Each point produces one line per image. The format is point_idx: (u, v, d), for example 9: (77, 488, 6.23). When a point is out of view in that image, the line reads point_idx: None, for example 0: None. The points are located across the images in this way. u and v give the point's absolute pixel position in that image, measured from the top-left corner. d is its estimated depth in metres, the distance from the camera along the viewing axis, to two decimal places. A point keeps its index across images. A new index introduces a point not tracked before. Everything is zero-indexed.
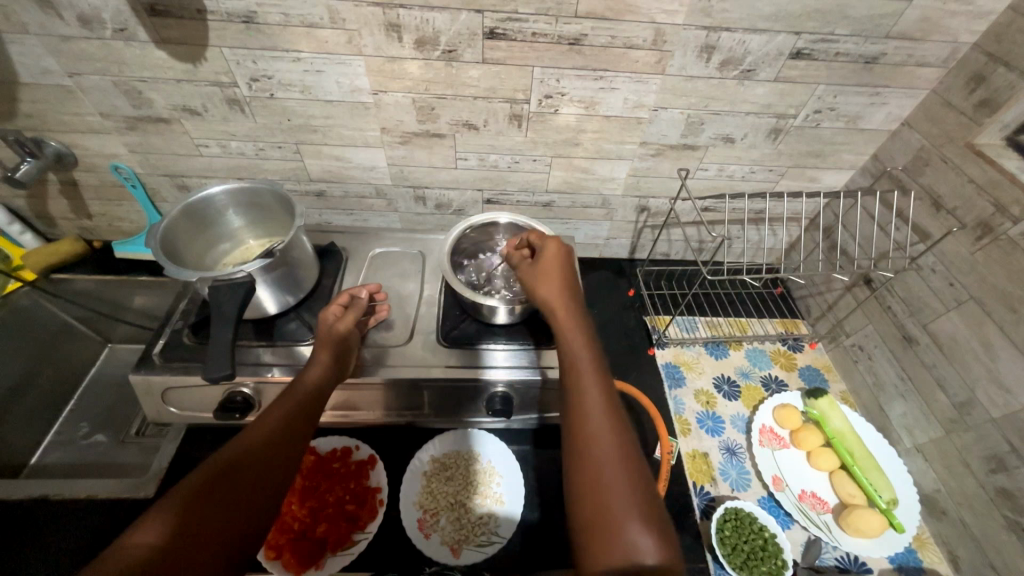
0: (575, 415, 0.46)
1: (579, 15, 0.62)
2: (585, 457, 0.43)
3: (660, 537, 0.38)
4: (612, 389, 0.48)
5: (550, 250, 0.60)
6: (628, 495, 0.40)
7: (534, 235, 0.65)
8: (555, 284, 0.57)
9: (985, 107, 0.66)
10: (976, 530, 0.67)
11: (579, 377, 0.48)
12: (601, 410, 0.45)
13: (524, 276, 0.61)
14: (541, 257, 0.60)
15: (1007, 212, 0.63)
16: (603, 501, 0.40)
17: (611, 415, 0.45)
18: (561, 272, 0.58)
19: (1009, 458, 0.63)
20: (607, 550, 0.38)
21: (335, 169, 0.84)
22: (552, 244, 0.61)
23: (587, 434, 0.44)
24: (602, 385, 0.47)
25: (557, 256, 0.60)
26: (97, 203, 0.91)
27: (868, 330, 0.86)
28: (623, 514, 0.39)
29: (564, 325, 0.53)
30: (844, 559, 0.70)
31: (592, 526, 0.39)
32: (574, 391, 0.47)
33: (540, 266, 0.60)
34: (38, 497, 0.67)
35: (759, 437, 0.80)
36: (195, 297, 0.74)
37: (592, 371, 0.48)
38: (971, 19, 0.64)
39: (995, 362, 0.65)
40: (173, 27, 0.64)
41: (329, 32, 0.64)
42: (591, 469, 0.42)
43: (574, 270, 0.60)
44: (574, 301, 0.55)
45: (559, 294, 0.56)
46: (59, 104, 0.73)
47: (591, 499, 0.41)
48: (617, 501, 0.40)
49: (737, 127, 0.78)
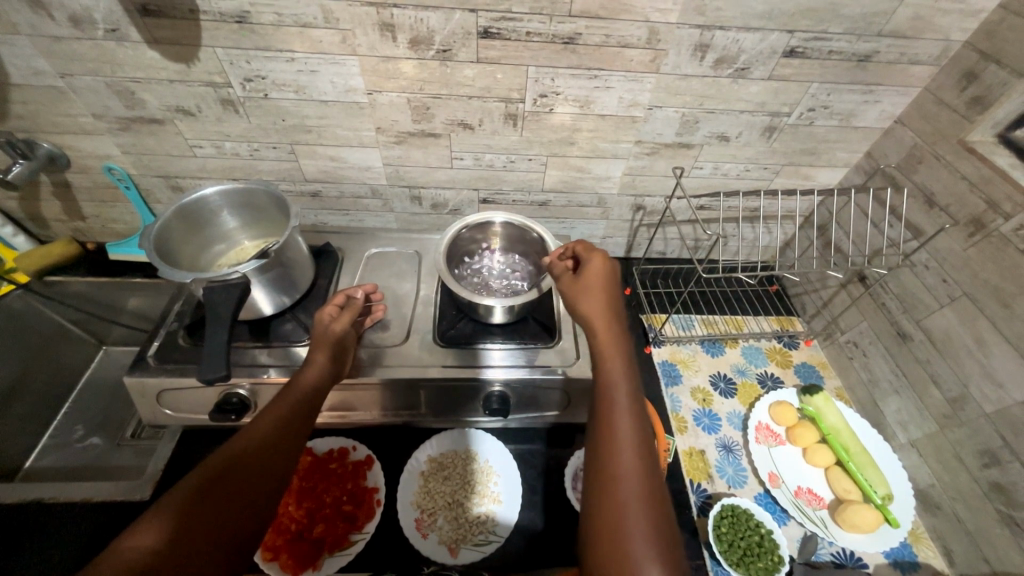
0: (601, 440, 0.46)
1: (573, 14, 0.63)
2: (607, 484, 0.43)
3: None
4: (642, 417, 0.48)
5: (596, 266, 0.60)
6: (646, 528, 0.40)
7: (580, 245, 0.65)
8: (597, 302, 0.57)
9: (977, 104, 0.67)
10: (970, 524, 0.68)
11: (610, 401, 0.49)
12: (629, 439, 0.46)
13: (565, 289, 0.61)
14: (587, 273, 0.60)
15: (999, 208, 0.64)
16: (620, 532, 0.40)
17: (638, 445, 0.45)
18: (604, 289, 0.58)
19: (1002, 453, 0.64)
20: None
21: (330, 169, 0.84)
22: (598, 259, 0.61)
23: (611, 459, 0.45)
24: (633, 413, 0.48)
25: (602, 273, 0.59)
26: (91, 205, 0.91)
27: (863, 327, 0.86)
28: (639, 547, 0.39)
29: (602, 347, 0.53)
30: (840, 555, 0.70)
31: (607, 556, 0.40)
32: (603, 416, 0.48)
33: (584, 282, 0.59)
34: (31, 501, 0.66)
35: (755, 434, 0.80)
36: (190, 298, 0.74)
37: (625, 398, 0.49)
38: (963, 18, 0.64)
39: (988, 357, 0.65)
40: (167, 27, 0.63)
41: (323, 32, 0.64)
42: (612, 497, 0.42)
43: (618, 289, 0.60)
44: (610, 315, 0.56)
45: (598, 308, 0.56)
46: (51, 105, 0.73)
47: (608, 527, 0.41)
48: (635, 533, 0.40)
49: (732, 125, 0.78)
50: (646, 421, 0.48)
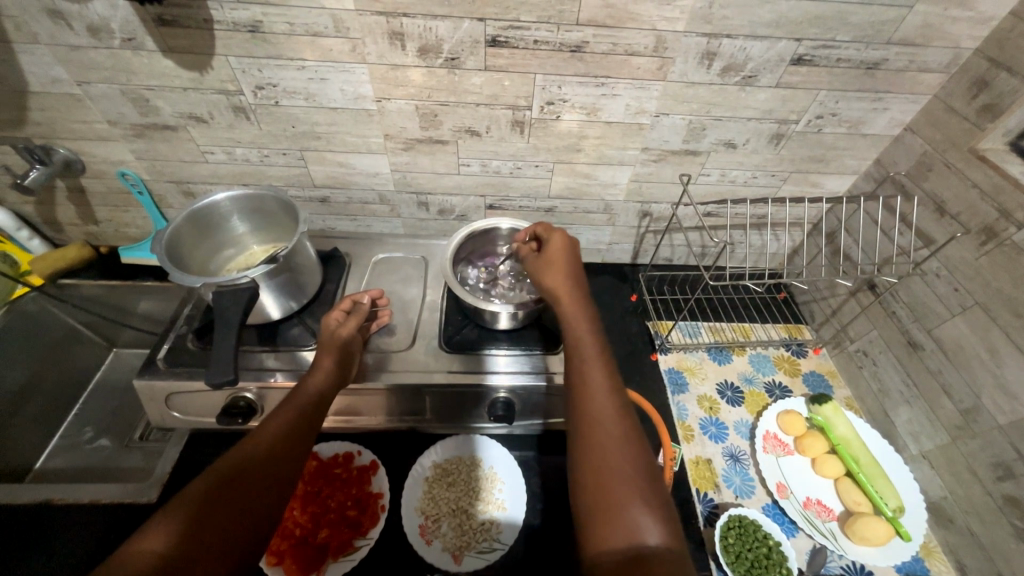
0: (582, 405, 0.48)
1: (580, 23, 0.63)
2: (590, 444, 0.44)
3: (663, 520, 0.40)
4: (618, 379, 0.50)
5: (556, 243, 0.62)
6: (631, 480, 0.42)
7: (540, 227, 0.67)
8: (562, 276, 0.59)
9: (988, 112, 0.66)
10: (985, 538, 0.66)
11: (584, 365, 0.50)
12: (607, 398, 0.47)
13: (531, 269, 0.63)
14: (549, 250, 0.62)
15: (1012, 217, 0.63)
16: (608, 487, 0.41)
17: (616, 404, 0.47)
18: (567, 262, 0.61)
19: (1016, 465, 0.63)
20: (612, 534, 0.39)
21: (338, 175, 0.85)
22: (558, 237, 0.63)
23: (592, 421, 0.46)
24: (608, 375, 0.49)
25: (563, 248, 0.62)
26: (104, 209, 0.92)
27: (872, 335, 0.85)
28: (627, 499, 0.41)
29: (571, 316, 0.55)
30: (850, 568, 0.69)
31: (597, 509, 0.41)
32: (579, 382, 0.49)
33: (548, 259, 0.61)
34: (41, 501, 0.67)
35: (763, 443, 0.80)
36: (199, 302, 0.75)
37: (598, 362, 0.50)
38: (973, 25, 0.64)
39: (1001, 367, 0.64)
40: (181, 36, 0.64)
41: (333, 41, 0.65)
42: (596, 455, 0.44)
43: (580, 262, 0.62)
44: (577, 287, 0.58)
45: (565, 282, 0.58)
46: (67, 112, 0.75)
47: (596, 482, 0.42)
48: (622, 485, 0.41)
49: (739, 132, 0.78)
50: (621, 382, 0.50)
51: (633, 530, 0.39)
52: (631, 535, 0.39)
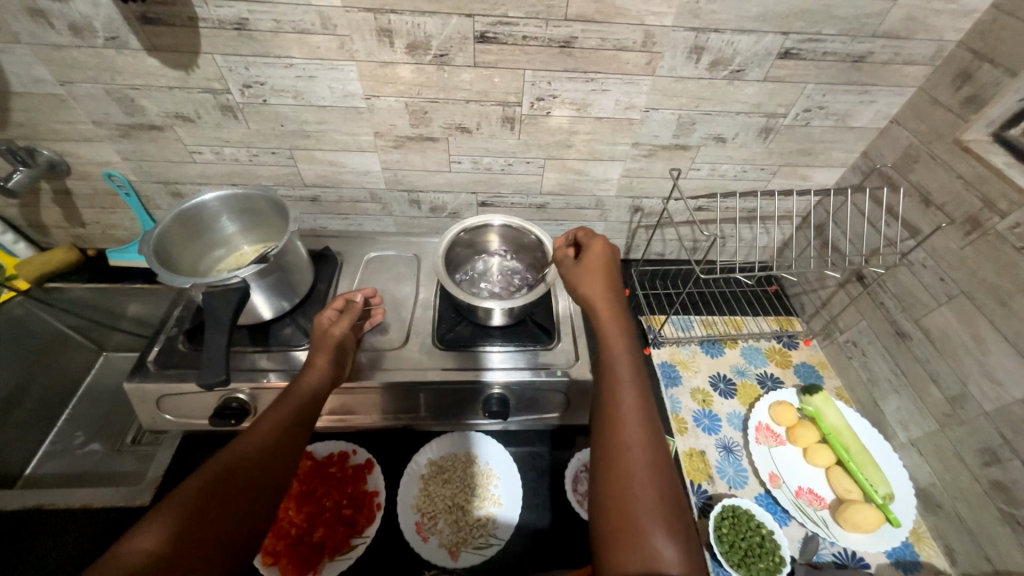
0: (610, 420, 0.48)
1: (569, 18, 0.63)
2: (615, 461, 0.45)
3: (684, 549, 0.40)
4: (648, 401, 0.50)
5: (596, 252, 0.62)
6: (654, 505, 0.42)
7: (580, 231, 0.66)
8: (600, 289, 0.58)
9: (972, 103, 0.67)
10: (972, 523, 0.68)
11: (616, 382, 0.50)
12: (636, 419, 0.47)
13: (567, 276, 0.62)
14: (588, 259, 0.62)
15: (995, 207, 0.64)
16: (630, 508, 0.42)
17: (645, 426, 0.47)
18: (606, 273, 0.60)
19: (1002, 451, 0.64)
20: (631, 556, 0.39)
21: (329, 173, 0.84)
22: (599, 244, 0.62)
23: (619, 440, 0.46)
24: (639, 395, 0.50)
25: (603, 259, 0.61)
26: (90, 211, 0.91)
27: (862, 325, 0.87)
28: (648, 522, 0.41)
29: (607, 330, 0.54)
30: (841, 555, 0.70)
31: (618, 530, 0.41)
32: (609, 398, 0.49)
33: (587, 267, 0.61)
34: (32, 507, 0.66)
35: (755, 434, 0.81)
36: (190, 304, 0.75)
37: (631, 381, 0.50)
38: (956, 17, 0.65)
39: (987, 355, 0.65)
40: (166, 34, 0.64)
41: (321, 38, 0.64)
42: (621, 474, 0.44)
43: (619, 277, 0.61)
44: (615, 300, 0.57)
45: (602, 294, 0.58)
46: (51, 112, 0.74)
47: (619, 502, 0.42)
48: (643, 508, 0.42)
49: (728, 126, 0.78)
50: (652, 404, 0.50)
51: (653, 556, 0.39)
52: (650, 559, 0.39)
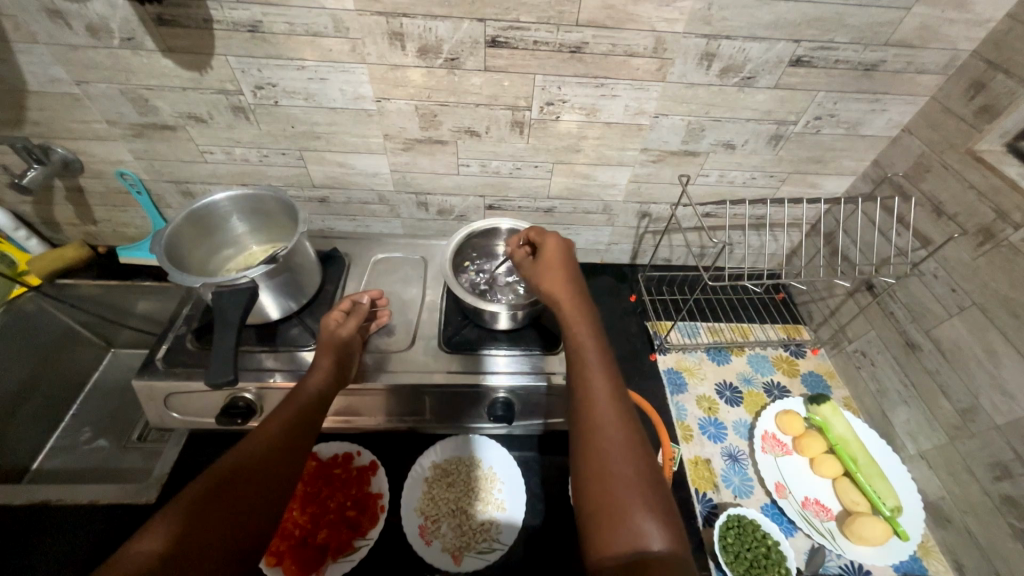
0: (585, 408, 0.47)
1: (580, 24, 0.63)
2: (592, 447, 0.44)
3: (668, 527, 0.39)
4: (619, 382, 0.50)
5: (551, 245, 0.62)
6: (634, 485, 0.42)
7: (532, 232, 0.66)
8: (561, 280, 0.58)
9: (986, 113, 0.67)
10: (982, 538, 0.67)
11: (585, 368, 0.50)
12: (609, 402, 0.47)
13: (526, 273, 0.62)
14: (545, 254, 0.62)
15: (1009, 218, 0.63)
16: (611, 492, 0.41)
17: (619, 408, 0.47)
18: (565, 265, 0.60)
19: (1013, 465, 0.63)
20: (615, 539, 0.39)
21: (338, 175, 0.85)
22: (552, 240, 0.62)
23: (594, 424, 0.46)
24: (609, 378, 0.49)
25: (558, 252, 0.61)
26: (102, 209, 0.92)
27: (871, 335, 0.86)
28: (632, 503, 0.41)
29: (575, 320, 0.54)
30: (848, 568, 0.69)
31: (600, 513, 0.41)
32: (581, 385, 0.49)
33: (544, 262, 0.61)
34: (39, 502, 0.67)
35: (761, 443, 0.80)
36: (198, 302, 0.75)
37: (599, 365, 0.50)
38: (970, 27, 0.64)
39: (998, 368, 0.65)
40: (181, 36, 0.64)
41: (333, 41, 0.65)
42: (599, 459, 0.43)
43: (577, 267, 0.61)
44: (578, 290, 0.57)
45: (564, 284, 0.58)
46: (67, 112, 0.75)
47: (599, 486, 0.42)
48: (625, 490, 0.41)
49: (737, 133, 0.78)
50: (624, 384, 0.50)
51: (637, 535, 0.39)
52: (635, 540, 0.39)
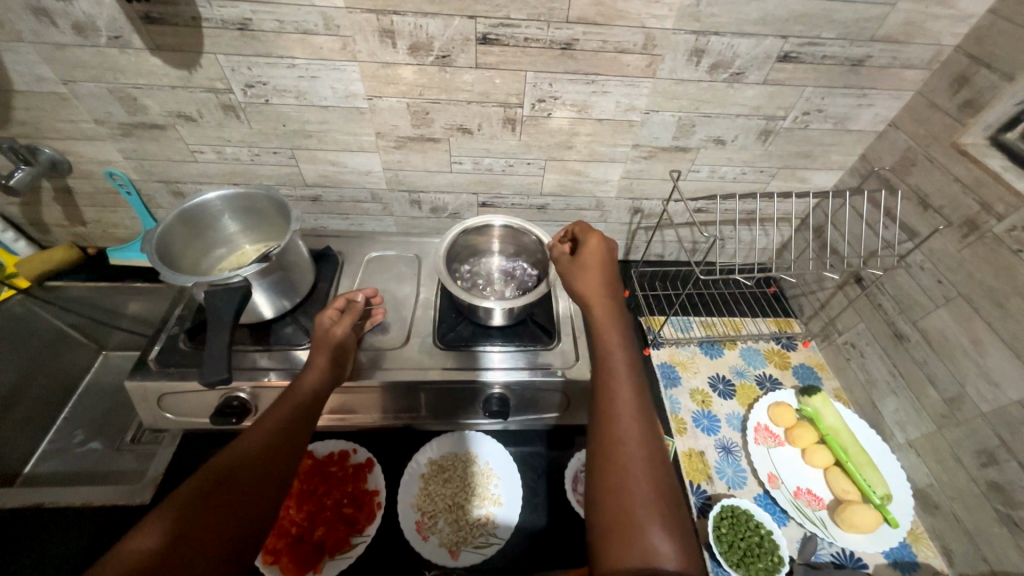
0: (606, 416, 0.48)
1: (570, 20, 0.63)
2: (611, 456, 0.45)
3: (681, 545, 0.40)
4: (644, 395, 0.50)
5: (592, 246, 0.62)
6: (651, 501, 0.42)
7: (578, 226, 0.67)
8: (596, 284, 0.58)
9: (969, 107, 0.68)
10: (970, 525, 0.68)
11: (610, 377, 0.50)
12: (633, 417, 0.47)
13: (563, 271, 0.63)
14: (584, 254, 0.62)
15: (992, 210, 0.65)
16: (627, 503, 0.42)
17: (641, 422, 0.47)
18: (602, 268, 0.60)
19: (998, 452, 0.64)
20: (627, 551, 0.40)
21: (330, 173, 0.85)
22: (595, 239, 0.63)
23: (614, 435, 0.46)
24: (633, 390, 0.49)
25: (599, 255, 0.61)
26: (92, 210, 0.91)
27: (860, 327, 0.87)
28: (646, 518, 0.41)
29: (603, 325, 0.54)
30: (840, 555, 0.70)
31: (614, 524, 0.41)
32: (604, 392, 0.50)
33: (582, 263, 0.61)
34: (32, 505, 0.66)
35: (754, 435, 0.81)
36: (191, 302, 0.75)
37: (625, 375, 0.50)
38: (953, 22, 0.65)
39: (984, 357, 0.66)
40: (170, 34, 0.64)
41: (324, 39, 0.65)
42: (617, 469, 0.44)
43: (614, 272, 0.61)
44: (612, 296, 0.57)
45: (599, 289, 0.58)
46: (53, 111, 0.74)
47: (614, 497, 0.43)
48: (641, 503, 0.42)
49: (727, 129, 0.79)
50: (647, 397, 0.50)
51: (650, 551, 0.39)
52: (646, 554, 0.39)
